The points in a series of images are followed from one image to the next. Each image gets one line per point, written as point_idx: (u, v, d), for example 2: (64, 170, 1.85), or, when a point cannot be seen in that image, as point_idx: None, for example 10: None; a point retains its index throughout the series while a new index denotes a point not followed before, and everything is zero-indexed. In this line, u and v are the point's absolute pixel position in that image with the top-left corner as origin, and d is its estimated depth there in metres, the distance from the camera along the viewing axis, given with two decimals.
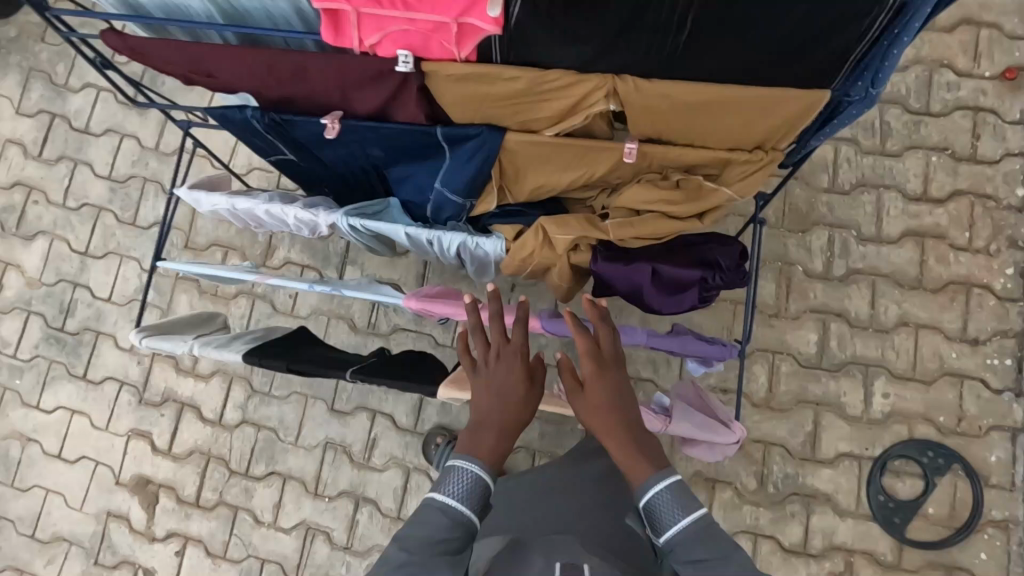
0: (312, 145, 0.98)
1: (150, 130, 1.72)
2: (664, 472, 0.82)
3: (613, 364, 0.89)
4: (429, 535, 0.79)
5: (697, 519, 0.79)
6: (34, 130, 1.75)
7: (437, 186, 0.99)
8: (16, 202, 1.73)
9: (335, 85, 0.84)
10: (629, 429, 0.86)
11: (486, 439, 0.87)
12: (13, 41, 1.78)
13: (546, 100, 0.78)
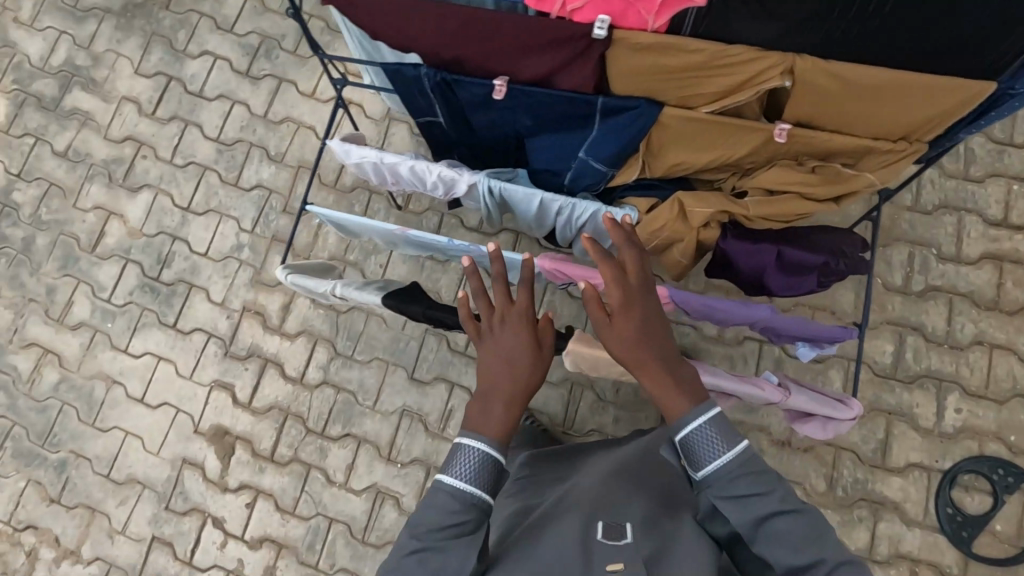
0: (469, 106, 1.05)
1: (261, 99, 1.80)
2: (703, 407, 0.87)
3: (638, 298, 0.91)
4: (439, 523, 0.83)
5: (736, 453, 0.84)
6: (151, 90, 1.84)
7: (580, 155, 1.06)
8: (126, 155, 1.82)
9: (516, 48, 0.91)
10: (655, 366, 0.90)
11: (495, 409, 0.90)
12: (138, 7, 1.89)
13: (719, 76, 0.86)
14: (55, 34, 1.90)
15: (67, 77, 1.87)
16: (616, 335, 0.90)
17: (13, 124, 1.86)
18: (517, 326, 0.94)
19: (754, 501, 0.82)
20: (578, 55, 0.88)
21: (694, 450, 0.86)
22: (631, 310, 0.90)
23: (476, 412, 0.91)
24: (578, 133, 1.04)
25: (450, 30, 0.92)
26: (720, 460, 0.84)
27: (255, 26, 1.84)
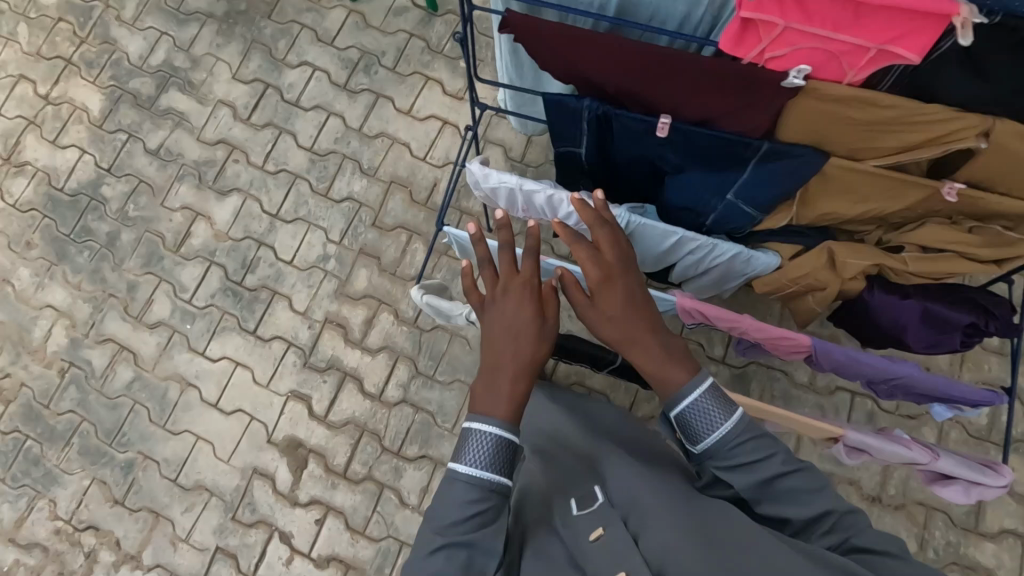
0: (620, 138, 1.05)
1: (357, 112, 1.81)
2: (696, 378, 0.93)
3: (622, 274, 0.99)
4: (456, 518, 0.87)
5: (732, 421, 0.90)
6: (247, 96, 1.85)
7: (728, 197, 1.06)
8: (218, 158, 1.82)
9: (691, 89, 0.91)
10: (646, 336, 0.96)
11: (504, 379, 0.93)
12: (241, 14, 1.91)
13: (906, 132, 0.86)
14: (156, 34, 1.92)
15: (164, 77, 1.89)
16: (605, 311, 0.97)
17: (107, 120, 1.87)
18: (518, 302, 0.97)
19: (751, 467, 0.90)
20: (761, 101, 0.88)
21: (690, 425, 0.92)
22: (616, 284, 0.98)
23: (482, 394, 0.93)
24: (728, 175, 1.03)
25: (626, 67, 0.91)
26: (718, 431, 0.90)
27: (356, 42, 1.86)
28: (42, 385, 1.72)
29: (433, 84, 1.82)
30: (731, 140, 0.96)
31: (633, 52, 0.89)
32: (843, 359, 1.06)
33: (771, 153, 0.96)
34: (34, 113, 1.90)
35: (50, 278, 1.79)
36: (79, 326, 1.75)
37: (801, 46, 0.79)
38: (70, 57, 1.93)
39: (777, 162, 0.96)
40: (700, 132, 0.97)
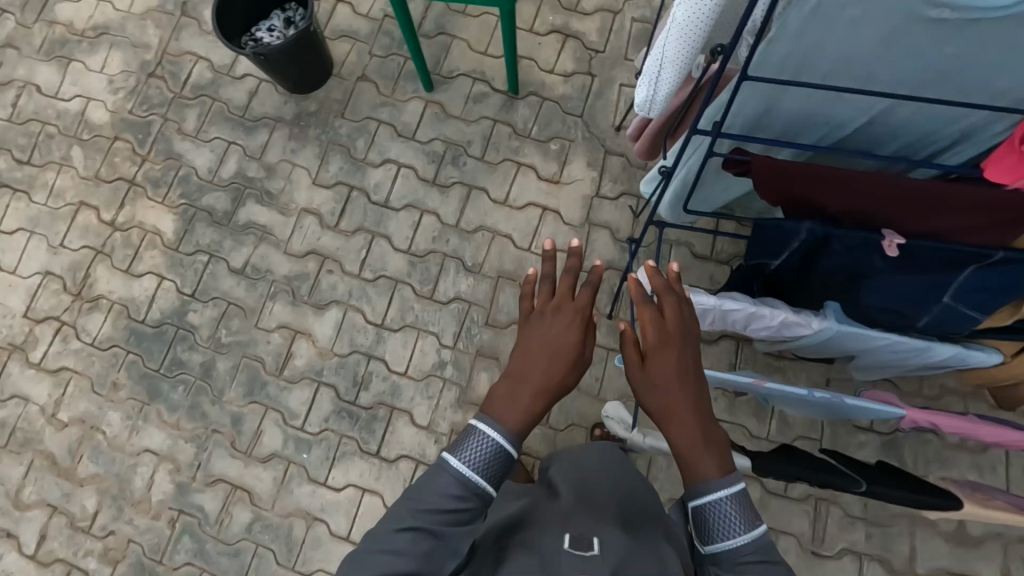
0: (829, 254, 1.01)
1: (451, 207, 1.76)
2: (729, 479, 0.87)
3: (680, 341, 0.95)
4: (436, 507, 0.84)
5: (752, 536, 0.84)
6: (332, 201, 1.78)
7: (943, 300, 1.01)
8: (310, 270, 1.74)
9: (936, 212, 0.88)
10: (687, 416, 0.92)
11: (522, 398, 0.91)
12: (313, 115, 1.85)
13: None
14: (224, 144, 1.84)
15: (239, 189, 1.81)
16: (653, 374, 0.93)
17: (183, 241, 1.77)
18: (566, 323, 0.96)
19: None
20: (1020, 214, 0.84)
21: (707, 521, 0.87)
22: (670, 347, 0.95)
23: (500, 402, 0.91)
24: (945, 277, 0.99)
25: (863, 194, 0.88)
26: (733, 542, 0.85)
27: (439, 133, 1.81)
28: (152, 539, 1.59)
29: (525, 170, 1.78)
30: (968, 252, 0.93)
31: (878, 182, 0.86)
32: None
33: (1011, 259, 0.91)
34: (102, 242, 1.78)
35: (144, 419, 1.66)
36: (184, 469, 1.63)
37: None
38: (133, 178, 1.83)
39: (1017, 265, 0.92)
40: (931, 244, 0.94)
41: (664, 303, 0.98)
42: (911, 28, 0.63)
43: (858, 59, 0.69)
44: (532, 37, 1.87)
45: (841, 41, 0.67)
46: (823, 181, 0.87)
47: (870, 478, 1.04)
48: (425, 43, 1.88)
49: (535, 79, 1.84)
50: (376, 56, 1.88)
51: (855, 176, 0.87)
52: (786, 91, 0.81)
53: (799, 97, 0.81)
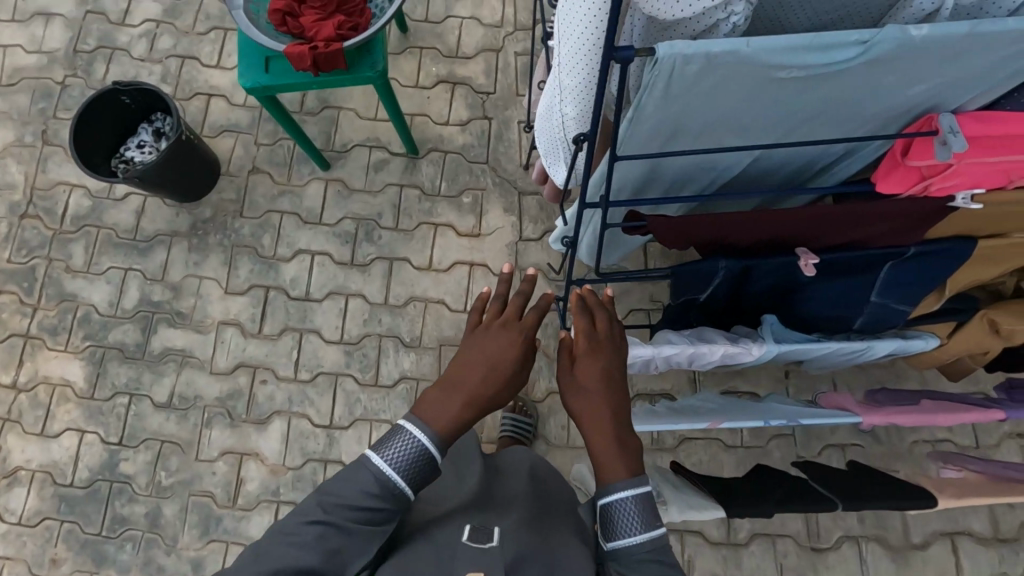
0: (753, 282, 0.99)
1: (376, 286, 1.68)
2: (637, 480, 0.84)
3: (606, 350, 0.92)
4: (350, 503, 0.80)
5: (653, 537, 0.80)
6: (250, 307, 1.67)
7: (871, 299, 1.01)
8: (242, 385, 1.63)
9: (838, 230, 0.87)
10: (609, 425, 0.87)
11: (449, 407, 0.86)
12: (209, 222, 1.74)
13: None
14: (120, 272, 1.71)
15: (147, 317, 1.68)
16: (579, 381, 0.90)
17: (97, 386, 1.64)
18: (509, 337, 0.92)
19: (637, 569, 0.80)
20: (923, 218, 0.84)
21: (612, 519, 0.83)
22: (601, 354, 0.92)
23: (430, 402, 0.87)
24: (866, 278, 0.98)
25: (771, 228, 0.86)
26: (633, 539, 0.81)
27: (346, 211, 1.73)
28: None
29: (443, 229, 1.71)
30: (883, 257, 0.92)
31: (775, 217, 0.84)
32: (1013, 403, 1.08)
33: (924, 254, 0.91)
34: (7, 408, 1.63)
35: None
36: None
37: (982, 174, 0.76)
38: (27, 331, 1.68)
39: (930, 257, 0.92)
40: (847, 254, 0.93)
41: (595, 315, 0.95)
42: (767, 90, 0.60)
43: (723, 116, 0.66)
44: (419, 92, 1.81)
45: (708, 105, 0.63)
46: (728, 224, 0.85)
47: (849, 500, 0.97)
48: (311, 121, 1.80)
49: (432, 135, 1.78)
50: (263, 144, 1.79)
51: (751, 215, 0.85)
52: (659, 163, 0.79)
53: (674, 165, 0.80)
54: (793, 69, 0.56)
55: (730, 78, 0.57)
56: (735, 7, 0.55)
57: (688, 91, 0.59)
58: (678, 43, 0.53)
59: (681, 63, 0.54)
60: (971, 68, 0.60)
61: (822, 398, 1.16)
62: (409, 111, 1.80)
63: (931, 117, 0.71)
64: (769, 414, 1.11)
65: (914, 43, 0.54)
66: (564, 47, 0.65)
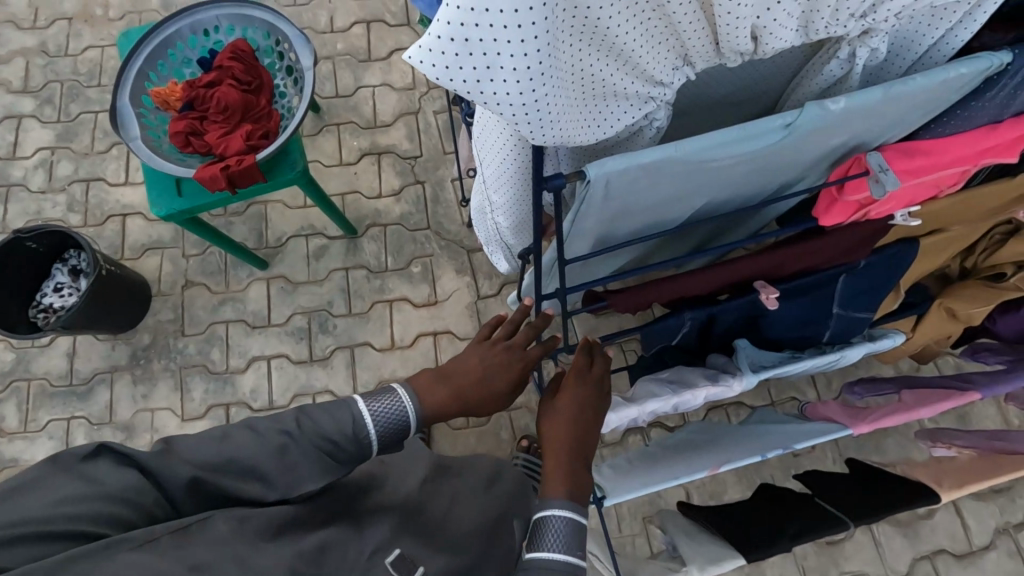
0: (720, 322, 0.99)
1: (341, 377, 1.61)
2: (577, 505, 0.82)
3: (594, 389, 0.97)
4: (321, 432, 0.82)
5: (570, 563, 0.76)
6: (212, 429, 1.57)
7: (834, 312, 1.02)
8: None
9: (791, 265, 0.88)
10: (570, 454, 0.89)
11: (437, 393, 0.91)
12: (149, 348, 1.63)
13: (987, 201, 0.88)
14: (62, 424, 1.57)
15: None
16: (560, 407, 0.94)
17: None
18: (506, 359, 0.98)
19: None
20: (866, 239, 0.86)
21: (539, 532, 0.80)
22: (586, 388, 0.97)
23: (423, 383, 0.92)
24: (826, 296, 0.98)
25: (735, 275, 0.85)
26: (549, 556, 0.76)
27: (295, 306, 1.66)
28: None
29: (399, 304, 1.66)
30: (836, 274, 0.94)
31: (727, 270, 0.85)
32: (987, 376, 1.08)
33: (873, 264, 0.93)
34: None
35: None
36: None
37: (915, 193, 0.78)
38: None
39: (879, 265, 0.94)
40: (805, 279, 0.94)
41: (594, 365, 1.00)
42: (700, 175, 0.59)
43: (659, 199, 0.65)
44: (345, 169, 1.76)
45: (644, 196, 0.62)
46: (687, 283, 0.84)
47: (856, 516, 0.97)
48: (239, 220, 1.72)
49: (367, 210, 1.73)
50: (192, 255, 1.70)
51: (701, 272, 0.85)
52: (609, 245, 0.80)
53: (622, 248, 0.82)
54: (723, 152, 0.55)
55: (664, 175, 0.56)
56: (657, 114, 0.62)
57: (626, 193, 0.58)
58: (607, 161, 0.51)
59: (614, 177, 0.53)
60: (886, 120, 0.63)
61: (811, 413, 1.17)
62: (339, 190, 1.74)
63: (858, 158, 0.73)
64: (761, 441, 1.10)
65: (834, 115, 0.56)
66: (489, 169, 0.68)
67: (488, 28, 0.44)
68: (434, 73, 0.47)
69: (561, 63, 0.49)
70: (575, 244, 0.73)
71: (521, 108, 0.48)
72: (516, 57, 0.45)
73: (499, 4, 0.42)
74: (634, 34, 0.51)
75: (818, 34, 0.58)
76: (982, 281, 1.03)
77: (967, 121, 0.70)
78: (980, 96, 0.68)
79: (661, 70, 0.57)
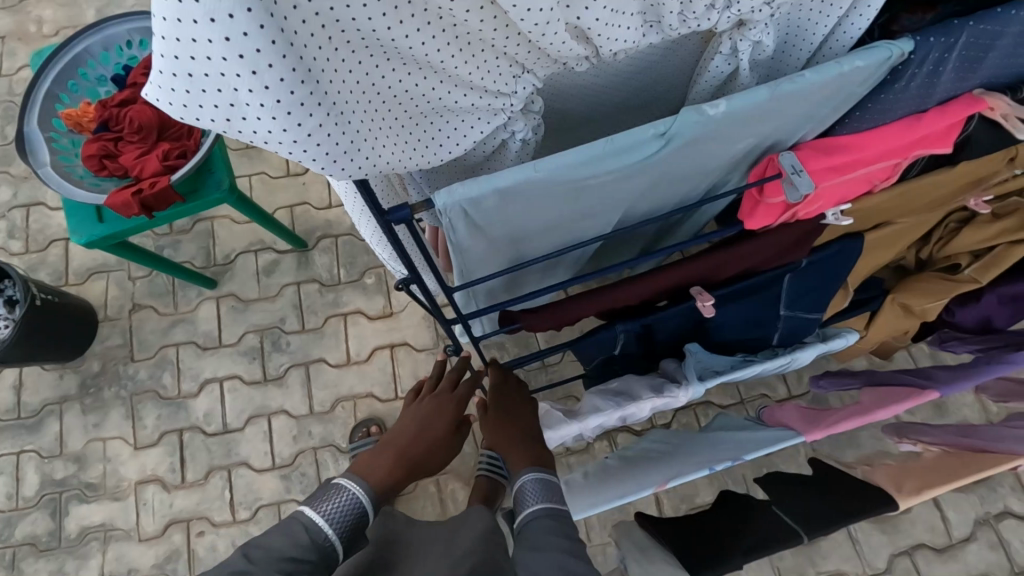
0: (660, 332, 0.93)
1: (297, 397, 1.56)
2: (544, 469, 0.92)
3: (518, 391, 1.09)
4: (277, 553, 0.77)
5: (550, 506, 0.86)
6: (167, 457, 1.53)
7: (782, 313, 0.95)
8: (179, 543, 1.48)
9: (736, 267, 0.81)
10: (523, 442, 0.98)
11: (381, 463, 0.97)
12: (98, 376, 1.58)
13: (927, 193, 0.82)
14: (12, 458, 1.53)
15: (54, 498, 1.51)
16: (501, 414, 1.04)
17: None
18: (436, 407, 1.09)
19: (545, 548, 0.79)
20: (802, 240, 0.81)
21: (518, 501, 0.90)
22: (513, 394, 1.08)
23: (365, 461, 0.97)
24: (774, 297, 0.91)
25: (692, 276, 0.79)
26: (531, 504, 0.87)
27: (247, 325, 1.61)
28: None
29: (354, 317, 1.61)
30: (780, 274, 0.87)
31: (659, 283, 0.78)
32: (949, 371, 1.02)
33: (817, 262, 0.87)
34: None
35: None
36: None
37: (845, 190, 0.72)
38: None
39: (823, 262, 0.87)
40: (746, 283, 0.87)
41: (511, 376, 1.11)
42: (582, 191, 0.57)
43: (558, 220, 0.63)
44: (293, 180, 1.70)
45: (528, 219, 0.60)
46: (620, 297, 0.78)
47: (811, 527, 0.92)
48: (186, 239, 1.66)
49: (317, 222, 1.67)
50: (139, 277, 1.65)
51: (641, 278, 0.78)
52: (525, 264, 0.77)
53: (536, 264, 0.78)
54: (591, 167, 0.54)
55: (530, 197, 0.55)
56: (515, 126, 0.60)
57: (497, 216, 0.57)
58: (454, 189, 0.51)
59: (466, 203, 0.52)
60: (794, 118, 0.62)
61: (771, 418, 1.12)
62: (288, 202, 1.69)
63: (772, 158, 0.67)
64: (714, 452, 1.04)
65: (715, 119, 0.55)
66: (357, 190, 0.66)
67: (207, 61, 0.40)
68: (176, 112, 0.43)
69: (337, 88, 0.45)
70: (477, 267, 0.70)
71: (293, 143, 0.45)
72: (255, 91, 0.41)
73: (203, 33, 0.38)
74: (438, 46, 0.47)
75: (675, 30, 0.54)
76: (937, 273, 0.98)
77: (883, 114, 0.65)
78: (889, 88, 0.63)
79: (496, 82, 0.53)
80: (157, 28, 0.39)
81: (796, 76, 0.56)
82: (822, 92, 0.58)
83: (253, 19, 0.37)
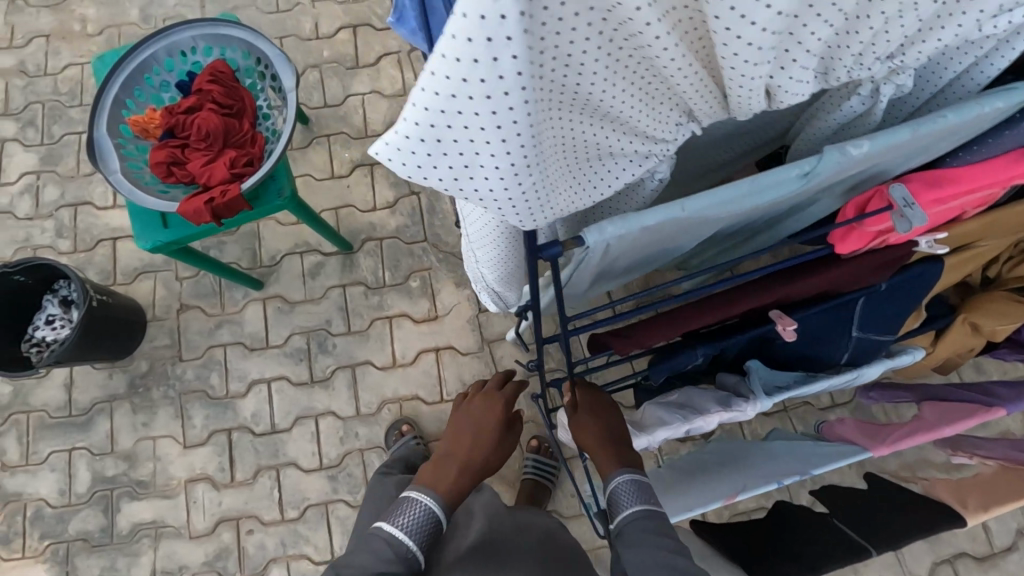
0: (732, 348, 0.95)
1: (343, 399, 1.58)
2: (634, 470, 0.95)
3: (605, 409, 1.05)
4: (368, 569, 0.85)
5: (648, 509, 0.90)
6: (215, 456, 1.55)
7: (853, 334, 0.97)
8: (228, 542, 1.50)
9: (825, 286, 0.82)
10: (613, 444, 1.00)
11: (445, 476, 1.01)
12: (147, 375, 1.60)
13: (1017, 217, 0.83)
14: (64, 455, 1.55)
15: (105, 496, 1.53)
16: (587, 418, 1.03)
17: None
18: (487, 409, 1.16)
19: (649, 544, 0.85)
20: (888, 265, 0.81)
21: (614, 505, 0.94)
22: (601, 403, 1.05)
23: (429, 471, 1.02)
24: (846, 311, 0.93)
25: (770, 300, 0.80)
26: (628, 507, 0.91)
27: (292, 327, 1.62)
28: None
29: (398, 320, 1.62)
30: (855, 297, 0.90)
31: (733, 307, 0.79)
32: (1012, 390, 1.03)
33: (894, 286, 0.89)
34: None
35: None
36: None
37: (938, 217, 0.74)
38: None
39: (899, 285, 0.89)
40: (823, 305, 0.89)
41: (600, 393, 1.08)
42: (709, 223, 0.63)
43: (670, 244, 0.69)
44: (337, 182, 1.71)
45: (653, 244, 0.65)
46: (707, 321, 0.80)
47: (877, 542, 0.93)
48: (231, 240, 1.67)
49: (361, 224, 1.68)
50: (186, 278, 1.66)
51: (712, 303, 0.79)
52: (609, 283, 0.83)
53: (624, 279, 0.83)
54: (739, 200, 0.59)
55: (666, 229, 0.60)
56: (659, 167, 0.66)
57: (632, 246, 0.62)
58: (608, 228, 0.56)
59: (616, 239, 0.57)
60: (906, 152, 0.65)
61: (832, 434, 1.14)
62: (332, 204, 1.70)
63: (880, 190, 0.69)
64: (774, 466, 1.05)
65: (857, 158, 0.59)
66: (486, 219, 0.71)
67: (462, 127, 0.46)
68: (406, 171, 0.50)
69: (544, 144, 0.51)
70: (583, 284, 0.75)
71: (507, 192, 0.51)
72: (498, 151, 0.47)
73: (473, 106, 0.45)
74: (628, 103, 0.53)
75: (842, 78, 0.60)
76: (1009, 296, 0.99)
77: (994, 148, 0.69)
78: (1014, 124, 0.67)
79: (660, 129, 0.59)
80: (423, 101, 0.45)
81: (938, 115, 0.60)
82: (947, 133, 0.62)
83: (521, 95, 0.44)
